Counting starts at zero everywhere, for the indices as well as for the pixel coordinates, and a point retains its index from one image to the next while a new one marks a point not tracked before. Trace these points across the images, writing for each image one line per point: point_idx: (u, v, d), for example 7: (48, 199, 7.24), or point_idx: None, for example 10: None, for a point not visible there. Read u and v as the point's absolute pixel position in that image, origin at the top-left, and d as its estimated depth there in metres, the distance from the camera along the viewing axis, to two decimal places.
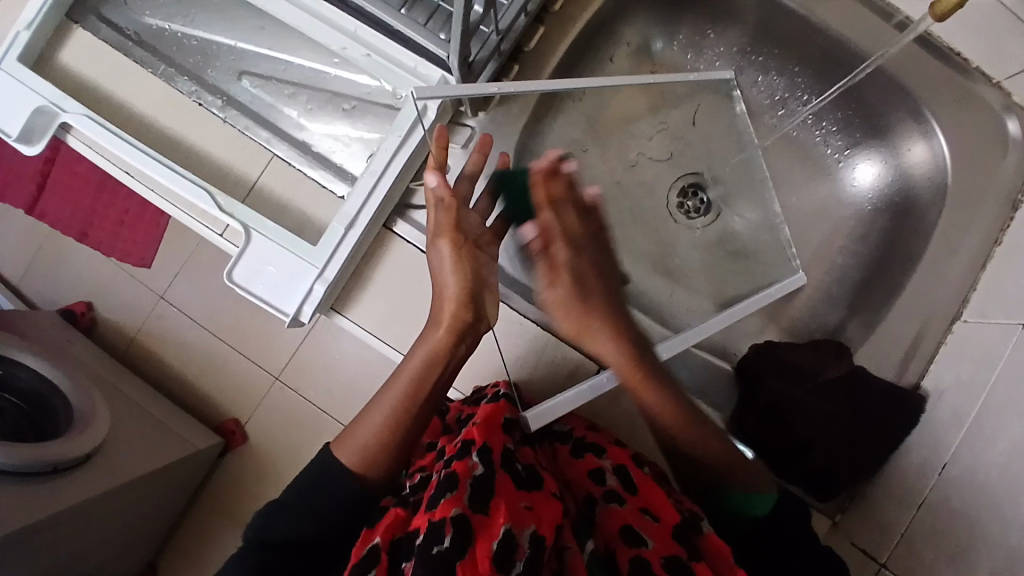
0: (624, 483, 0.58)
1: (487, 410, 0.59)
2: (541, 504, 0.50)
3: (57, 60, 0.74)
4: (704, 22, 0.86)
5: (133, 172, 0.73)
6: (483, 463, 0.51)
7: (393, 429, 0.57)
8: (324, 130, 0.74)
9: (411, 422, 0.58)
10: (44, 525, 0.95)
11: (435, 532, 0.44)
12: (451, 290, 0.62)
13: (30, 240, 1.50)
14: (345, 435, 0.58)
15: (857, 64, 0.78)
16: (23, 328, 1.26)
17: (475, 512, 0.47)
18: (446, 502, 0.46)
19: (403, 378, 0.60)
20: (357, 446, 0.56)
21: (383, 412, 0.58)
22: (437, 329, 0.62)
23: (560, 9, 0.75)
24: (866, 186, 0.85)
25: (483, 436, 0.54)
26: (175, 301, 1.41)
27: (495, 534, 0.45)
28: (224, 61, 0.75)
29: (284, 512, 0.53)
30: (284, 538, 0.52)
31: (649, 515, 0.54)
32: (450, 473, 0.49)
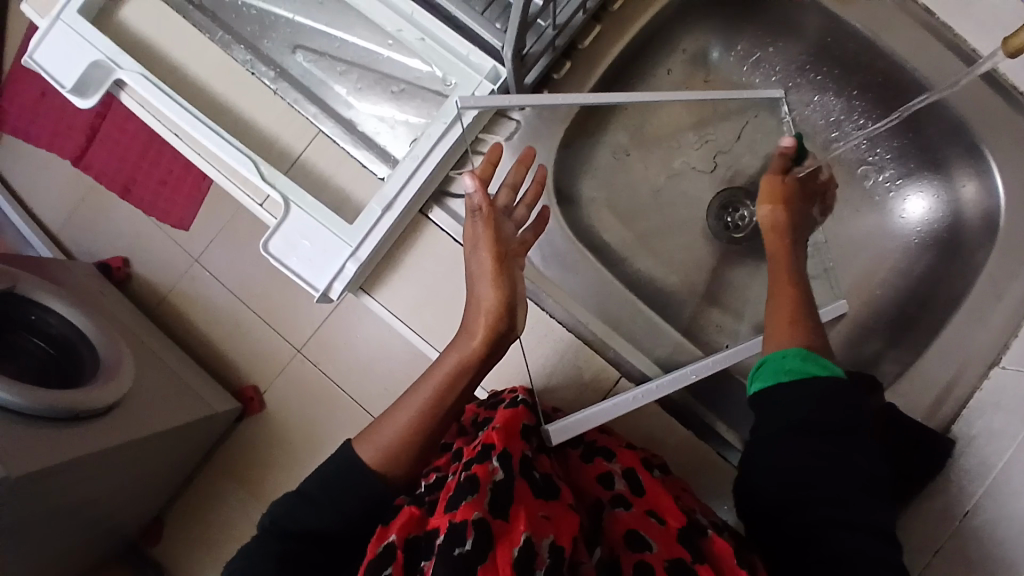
0: (632, 487, 0.58)
1: (507, 414, 0.59)
2: (559, 514, 0.51)
3: (117, 16, 0.76)
4: (764, 35, 0.83)
5: (181, 133, 0.73)
6: (503, 469, 0.51)
7: (417, 433, 0.58)
8: (372, 111, 0.74)
9: (434, 427, 0.59)
10: (63, 468, 0.97)
11: (456, 533, 0.45)
12: (485, 300, 0.61)
13: (74, 191, 1.54)
14: (370, 431, 0.59)
15: (917, 94, 0.75)
16: (61, 276, 1.30)
17: (495, 517, 0.47)
18: (467, 504, 0.47)
19: (431, 383, 0.60)
20: (381, 445, 0.57)
21: (408, 416, 0.58)
22: (470, 339, 0.60)
23: (620, 8, 0.74)
24: (914, 218, 0.82)
25: (503, 440, 0.54)
26: (208, 265, 1.44)
27: (516, 540, 0.46)
28: (281, 33, 0.75)
29: (307, 502, 0.54)
30: (302, 527, 0.53)
31: (655, 518, 0.54)
32: (470, 477, 0.50)
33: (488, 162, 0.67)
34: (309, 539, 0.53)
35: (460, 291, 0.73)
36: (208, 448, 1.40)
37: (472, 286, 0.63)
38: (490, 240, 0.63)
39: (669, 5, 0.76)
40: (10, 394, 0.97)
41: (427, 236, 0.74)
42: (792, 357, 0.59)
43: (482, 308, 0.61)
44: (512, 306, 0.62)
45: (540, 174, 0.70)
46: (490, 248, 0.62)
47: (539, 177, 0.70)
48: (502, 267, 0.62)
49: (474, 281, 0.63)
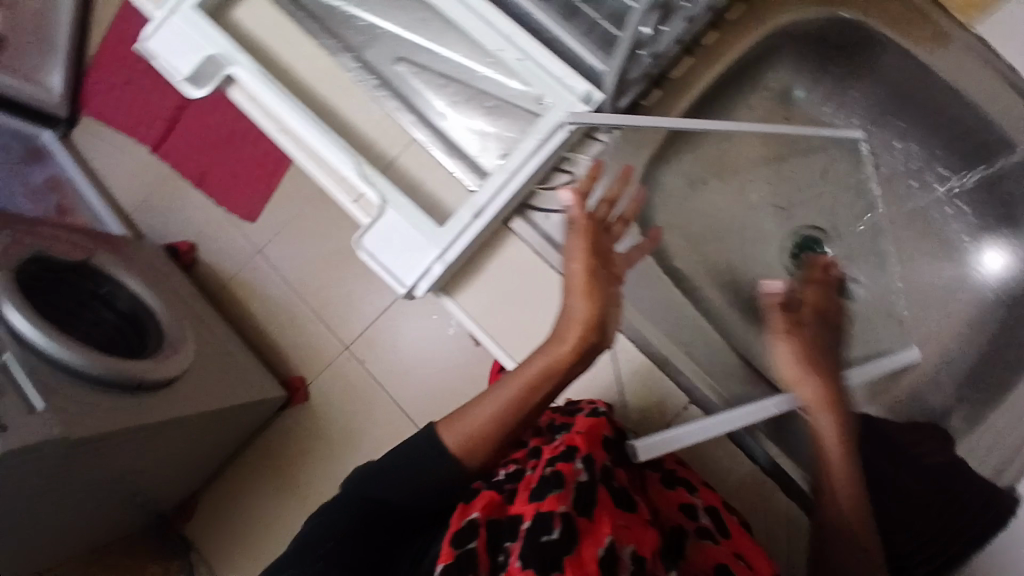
0: (716, 524, 0.59)
1: (588, 421, 0.62)
2: (638, 527, 0.53)
3: (232, 16, 0.81)
4: (848, 79, 0.85)
5: (285, 129, 0.78)
6: (587, 471, 0.54)
7: (499, 427, 0.59)
8: (466, 124, 0.78)
9: (516, 424, 0.60)
10: (123, 434, 1.01)
11: (544, 522, 0.48)
12: (577, 314, 0.60)
13: (147, 177, 1.60)
14: (452, 418, 0.60)
15: (1005, 149, 0.75)
16: (129, 253, 1.35)
17: (580, 515, 0.50)
18: (553, 497, 0.50)
19: (514, 386, 0.59)
20: (462, 431, 0.58)
21: (492, 410, 0.59)
22: (560, 346, 0.59)
23: (713, 43, 0.76)
24: (992, 273, 0.82)
25: (586, 445, 0.57)
26: (269, 258, 1.50)
27: (600, 542, 0.48)
28: (386, 45, 0.80)
29: (383, 480, 0.57)
30: (379, 501, 0.56)
31: (742, 561, 0.56)
32: (556, 472, 0.52)
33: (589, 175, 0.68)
34: (380, 512, 0.56)
35: (536, 301, 0.76)
36: (249, 433, 1.43)
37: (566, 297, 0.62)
38: (586, 252, 0.63)
39: (756, 45, 0.79)
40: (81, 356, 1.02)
41: (509, 247, 0.77)
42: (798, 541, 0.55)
43: (576, 317, 0.60)
44: (604, 320, 0.60)
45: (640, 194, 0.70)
46: (584, 259, 0.62)
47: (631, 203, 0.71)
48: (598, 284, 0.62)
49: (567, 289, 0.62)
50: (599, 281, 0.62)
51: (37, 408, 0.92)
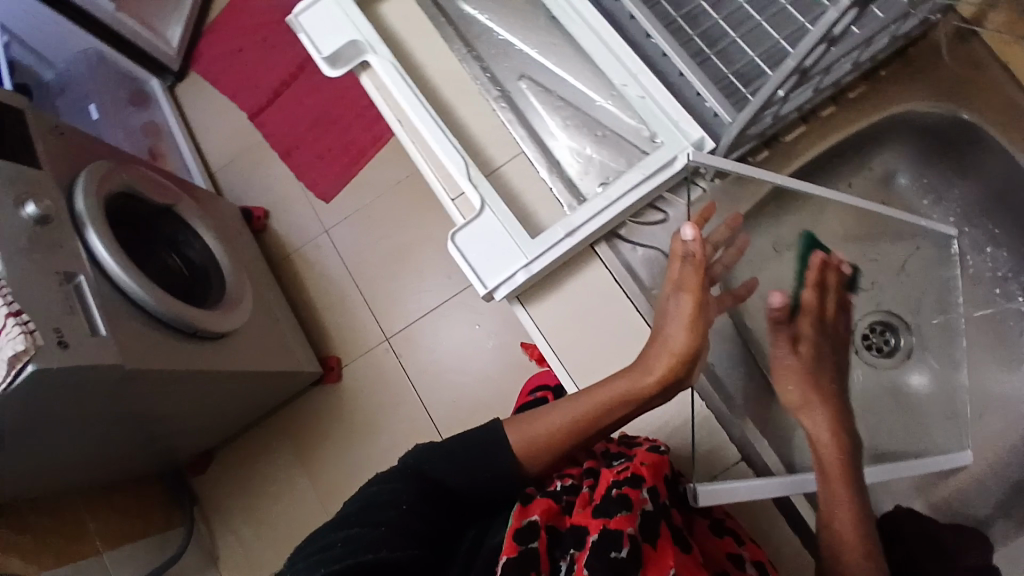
0: None
1: (650, 456, 0.60)
2: (694, 567, 0.53)
3: (377, 8, 0.87)
4: (950, 176, 0.86)
5: (402, 119, 0.82)
6: (652, 501, 0.54)
7: (567, 437, 0.61)
8: (573, 147, 0.81)
9: (581, 439, 0.62)
10: (176, 376, 1.04)
11: (613, 540, 0.49)
12: (676, 344, 0.64)
13: (237, 140, 1.68)
14: (522, 419, 0.62)
15: None
16: (209, 207, 1.40)
17: (644, 541, 0.51)
18: (621, 517, 0.51)
19: (595, 399, 0.62)
20: (531, 433, 0.60)
21: (565, 419, 0.61)
22: (647, 374, 0.63)
23: (829, 116, 0.79)
24: None
25: (651, 477, 0.56)
26: (333, 239, 1.55)
27: (664, 571, 0.49)
28: (513, 61, 0.84)
29: (447, 459, 0.58)
30: (439, 483, 0.58)
31: None
32: (623, 495, 0.53)
33: (701, 215, 0.72)
34: (438, 492, 0.57)
35: (607, 327, 0.77)
36: (278, 402, 1.46)
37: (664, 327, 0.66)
38: (696, 287, 0.67)
39: (870, 126, 0.81)
40: (146, 291, 0.99)
41: (591, 269, 0.79)
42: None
43: (671, 349, 0.64)
44: (694, 360, 0.64)
45: (742, 244, 0.75)
46: (693, 294, 0.66)
47: (733, 255, 0.74)
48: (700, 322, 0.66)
49: (666, 321, 0.66)
50: (701, 321, 0.66)
51: (99, 334, 0.87)
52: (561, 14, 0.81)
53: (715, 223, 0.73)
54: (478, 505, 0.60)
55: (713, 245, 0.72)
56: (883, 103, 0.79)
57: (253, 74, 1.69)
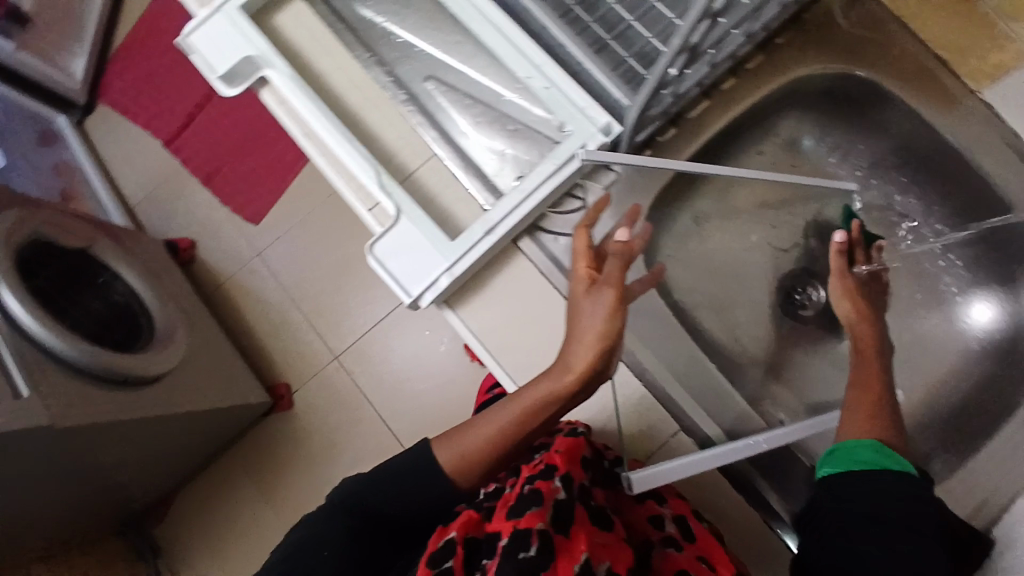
0: (683, 532, 0.64)
1: (568, 441, 0.65)
2: (613, 545, 0.55)
3: (270, 19, 0.83)
4: (857, 134, 0.88)
5: (309, 134, 0.79)
6: (564, 489, 0.56)
7: (496, 448, 0.58)
8: (486, 144, 0.79)
9: (513, 446, 0.59)
10: (109, 427, 0.99)
11: (521, 539, 0.48)
12: (589, 344, 0.59)
13: (153, 170, 1.59)
14: (449, 434, 0.60)
15: (998, 212, 0.79)
16: (129, 244, 1.34)
17: (558, 532, 0.51)
18: (531, 514, 0.51)
19: (520, 404, 0.59)
20: (457, 449, 0.58)
21: (491, 430, 0.58)
22: (567, 372, 0.58)
23: (730, 88, 0.80)
24: (980, 324, 0.84)
25: (565, 464, 0.60)
26: (268, 261, 1.49)
27: (576, 558, 0.49)
28: (417, 62, 0.82)
29: (377, 489, 0.58)
30: (374, 512, 0.57)
31: (705, 563, 0.60)
32: (535, 490, 0.54)
33: (597, 207, 0.76)
34: (373, 522, 0.57)
35: (539, 320, 0.77)
36: (230, 437, 1.41)
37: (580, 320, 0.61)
38: (616, 278, 0.62)
39: (774, 92, 0.82)
40: (66, 344, 0.98)
41: (515, 264, 0.78)
42: (864, 448, 0.61)
43: (587, 341, 0.59)
44: (615, 346, 0.60)
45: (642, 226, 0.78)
46: (613, 285, 0.61)
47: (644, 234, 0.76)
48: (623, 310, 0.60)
49: (584, 312, 0.61)
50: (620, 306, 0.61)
51: (23, 396, 0.88)
52: (461, 11, 0.78)
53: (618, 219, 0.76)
54: (417, 531, 0.59)
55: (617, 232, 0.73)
56: (783, 69, 0.80)
57: (161, 98, 1.60)
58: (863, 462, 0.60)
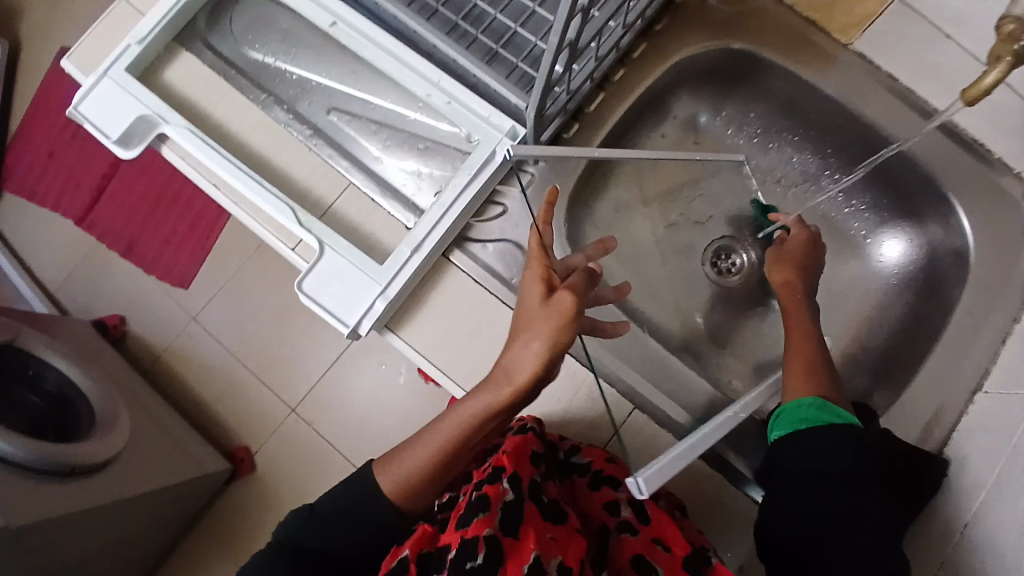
0: (638, 515, 0.68)
1: (515, 440, 0.67)
2: (565, 537, 0.59)
3: (161, 76, 0.82)
4: (748, 103, 0.93)
5: (220, 183, 0.79)
6: (512, 490, 0.58)
7: (434, 468, 0.60)
8: (399, 166, 0.80)
9: (453, 462, 0.61)
10: (57, 526, 0.93)
11: (468, 549, 0.52)
12: (529, 360, 0.57)
13: (69, 252, 1.52)
14: (389, 458, 0.62)
15: (883, 146, 0.84)
16: (56, 330, 1.27)
17: (505, 535, 0.55)
18: (479, 521, 0.54)
19: (456, 422, 0.60)
20: (395, 476, 0.61)
21: (426, 452, 0.60)
22: (501, 389, 0.58)
23: (621, 78, 0.84)
24: (893, 259, 0.91)
25: (512, 464, 0.62)
26: (206, 324, 1.44)
27: (524, 558, 0.54)
28: (316, 96, 0.82)
29: (321, 525, 0.58)
30: (320, 549, 0.57)
31: (660, 545, 0.65)
32: (483, 496, 0.57)
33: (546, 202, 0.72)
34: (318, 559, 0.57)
35: (482, 327, 0.77)
36: (195, 513, 1.35)
37: (523, 335, 0.59)
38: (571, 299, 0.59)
39: (664, 76, 0.86)
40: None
41: (449, 278, 0.79)
42: (807, 407, 0.64)
43: (524, 363, 0.58)
44: (554, 363, 0.58)
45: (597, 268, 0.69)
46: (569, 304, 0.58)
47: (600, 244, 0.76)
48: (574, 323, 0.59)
49: (525, 327, 0.59)
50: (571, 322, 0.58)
51: None
52: (350, 41, 0.79)
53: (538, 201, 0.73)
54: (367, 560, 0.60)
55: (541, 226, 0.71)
56: (667, 54, 0.85)
57: (63, 175, 1.53)
58: (807, 420, 0.63)
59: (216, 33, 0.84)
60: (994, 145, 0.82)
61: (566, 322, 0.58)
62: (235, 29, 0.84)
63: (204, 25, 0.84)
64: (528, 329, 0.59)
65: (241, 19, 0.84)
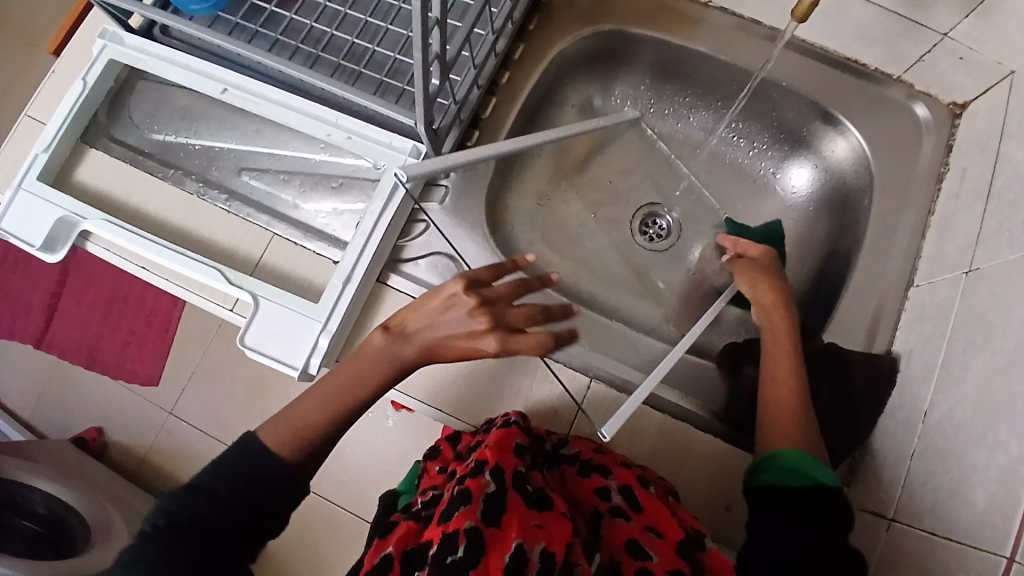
0: (630, 501, 0.66)
1: (499, 434, 0.66)
2: (552, 523, 0.58)
3: (74, 176, 0.85)
4: (635, 77, 0.98)
5: (150, 264, 0.81)
6: (494, 482, 0.59)
7: (327, 419, 0.65)
8: (318, 208, 0.83)
9: (347, 414, 0.66)
10: None
11: (449, 542, 0.53)
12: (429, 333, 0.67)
13: (34, 377, 1.51)
14: (279, 420, 0.65)
15: (749, 79, 0.90)
16: (32, 453, 1.25)
17: (488, 525, 0.55)
18: (459, 515, 0.55)
19: (349, 374, 0.67)
20: (282, 430, 0.64)
21: (320, 403, 0.66)
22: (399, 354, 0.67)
23: (508, 81, 0.89)
24: (802, 187, 0.94)
25: (495, 456, 0.62)
26: (183, 416, 1.42)
27: (506, 548, 0.53)
28: (225, 161, 0.85)
29: (208, 496, 0.58)
30: (196, 519, 0.57)
31: (654, 532, 0.62)
32: (464, 490, 0.58)
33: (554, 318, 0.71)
34: (192, 530, 0.57)
35: None
36: None
37: (419, 318, 0.67)
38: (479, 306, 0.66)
39: (548, 70, 0.91)
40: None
41: (389, 302, 0.81)
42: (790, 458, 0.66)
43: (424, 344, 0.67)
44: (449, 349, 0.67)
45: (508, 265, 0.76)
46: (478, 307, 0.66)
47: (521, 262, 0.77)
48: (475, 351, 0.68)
49: (432, 324, 0.67)
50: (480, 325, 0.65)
51: None
52: (243, 103, 0.82)
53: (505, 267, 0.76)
54: (247, 524, 0.59)
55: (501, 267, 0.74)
56: (544, 49, 0.90)
57: None
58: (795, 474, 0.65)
59: (117, 124, 0.87)
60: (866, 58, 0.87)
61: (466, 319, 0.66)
62: (134, 116, 0.87)
63: (104, 120, 0.87)
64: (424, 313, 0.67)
65: (138, 106, 0.87)
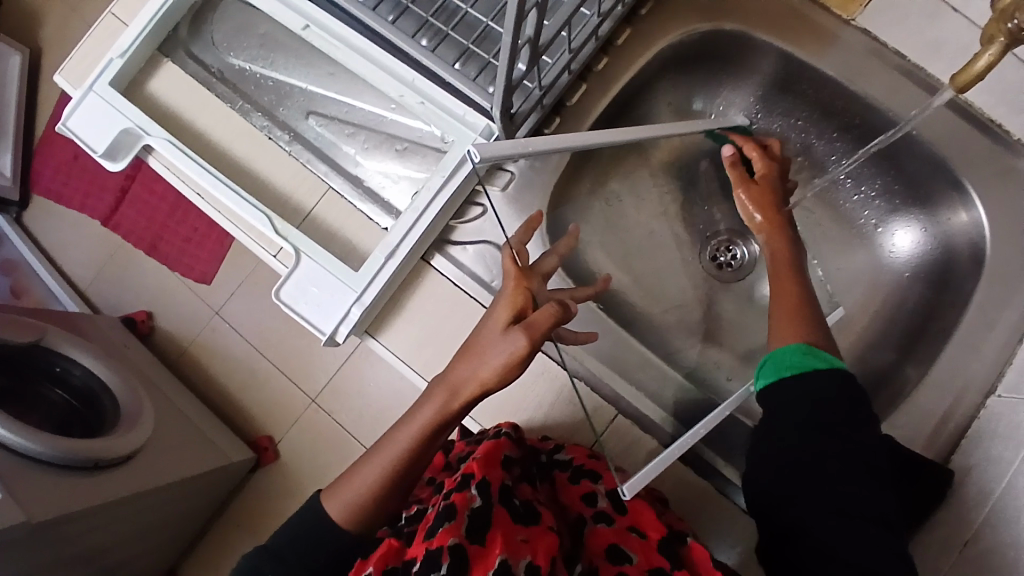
0: (614, 505, 0.62)
1: (486, 446, 0.62)
2: (537, 537, 0.54)
3: (146, 87, 0.83)
4: (743, 86, 0.88)
5: (204, 194, 0.81)
6: (480, 497, 0.54)
7: (384, 489, 0.59)
8: (377, 167, 0.80)
9: (406, 472, 0.60)
10: (75, 517, 0.98)
11: (431, 560, 0.48)
12: (476, 379, 0.58)
13: (99, 249, 1.57)
14: (338, 488, 0.60)
15: (886, 127, 0.79)
16: (85, 329, 1.33)
17: (471, 542, 0.51)
18: (443, 531, 0.50)
19: (403, 440, 0.60)
20: (348, 501, 0.58)
21: (373, 474, 0.59)
22: (453, 400, 0.59)
23: (604, 68, 0.81)
24: (904, 251, 0.84)
25: (481, 470, 0.57)
26: (228, 318, 1.44)
27: (490, 565, 0.49)
28: (296, 100, 0.83)
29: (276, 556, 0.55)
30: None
31: (635, 532, 0.59)
32: (449, 504, 0.53)
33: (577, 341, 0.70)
34: None
35: (464, 330, 0.77)
36: (219, 501, 1.38)
37: (473, 356, 0.59)
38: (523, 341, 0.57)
39: (649, 65, 0.82)
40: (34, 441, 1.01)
41: (429, 282, 0.78)
42: (791, 351, 0.59)
43: (465, 392, 0.59)
44: (490, 389, 0.59)
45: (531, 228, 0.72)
46: (529, 341, 0.57)
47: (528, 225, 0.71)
48: (528, 357, 0.58)
49: (472, 368, 0.59)
50: (525, 360, 0.58)
51: None
52: (324, 45, 0.78)
53: (513, 226, 0.72)
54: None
55: (554, 253, 0.71)
56: (649, 40, 0.81)
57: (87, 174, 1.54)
58: (792, 368, 0.58)
59: (198, 41, 0.85)
60: (1011, 124, 0.75)
61: (510, 358, 0.57)
62: (216, 35, 0.85)
63: (185, 33, 0.85)
64: (477, 351, 0.59)
65: (221, 25, 0.85)
